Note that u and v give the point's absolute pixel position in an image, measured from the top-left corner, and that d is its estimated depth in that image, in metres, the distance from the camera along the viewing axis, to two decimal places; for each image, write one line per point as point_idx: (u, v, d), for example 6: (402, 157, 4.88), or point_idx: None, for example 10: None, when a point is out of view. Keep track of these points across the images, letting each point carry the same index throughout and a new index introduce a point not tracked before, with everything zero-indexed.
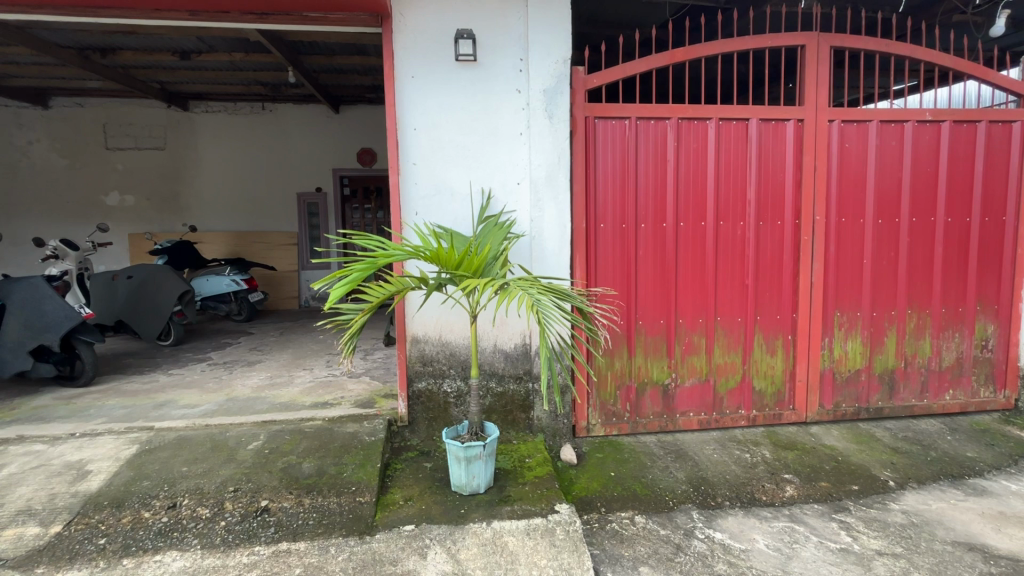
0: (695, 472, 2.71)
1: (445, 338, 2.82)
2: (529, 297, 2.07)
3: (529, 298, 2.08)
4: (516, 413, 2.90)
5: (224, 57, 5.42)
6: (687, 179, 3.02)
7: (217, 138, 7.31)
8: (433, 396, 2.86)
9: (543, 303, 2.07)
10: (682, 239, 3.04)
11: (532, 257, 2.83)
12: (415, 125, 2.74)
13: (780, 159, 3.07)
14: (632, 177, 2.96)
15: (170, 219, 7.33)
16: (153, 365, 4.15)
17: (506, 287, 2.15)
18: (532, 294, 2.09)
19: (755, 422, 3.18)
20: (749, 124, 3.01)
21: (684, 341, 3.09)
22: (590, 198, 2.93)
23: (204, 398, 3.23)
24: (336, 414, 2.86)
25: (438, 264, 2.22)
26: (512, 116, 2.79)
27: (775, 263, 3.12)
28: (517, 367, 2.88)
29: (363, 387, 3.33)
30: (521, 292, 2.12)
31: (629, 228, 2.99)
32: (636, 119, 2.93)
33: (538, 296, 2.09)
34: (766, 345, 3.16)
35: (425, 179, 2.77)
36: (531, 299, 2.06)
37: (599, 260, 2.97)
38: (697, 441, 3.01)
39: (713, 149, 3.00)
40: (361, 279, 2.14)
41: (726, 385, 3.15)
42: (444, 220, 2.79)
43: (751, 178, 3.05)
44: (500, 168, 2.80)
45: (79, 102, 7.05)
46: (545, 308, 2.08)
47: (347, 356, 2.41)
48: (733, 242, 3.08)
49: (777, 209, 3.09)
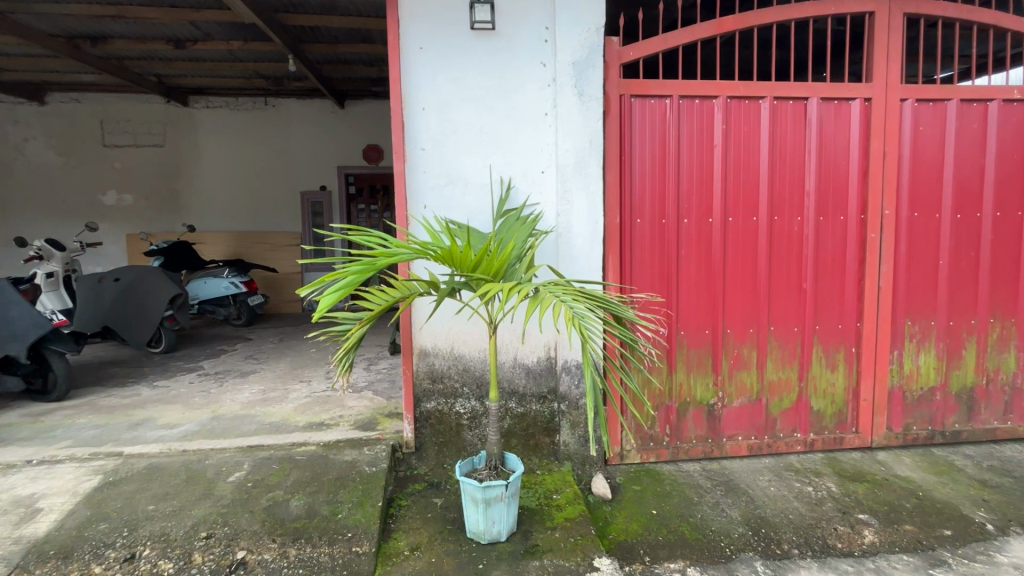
0: (751, 510, 2.30)
1: (457, 351, 2.45)
2: (568, 311, 1.66)
3: (567, 312, 1.66)
4: (539, 438, 2.53)
5: (222, 47, 5.09)
6: (736, 167, 2.61)
7: (218, 135, 7.01)
8: (443, 418, 2.50)
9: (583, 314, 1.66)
10: (730, 237, 2.64)
11: (559, 257, 2.44)
12: (424, 104, 2.37)
13: (844, 144, 2.66)
14: (673, 164, 2.57)
15: (168, 218, 7.03)
16: (138, 375, 3.81)
17: (537, 295, 1.74)
18: (571, 305, 1.69)
19: (813, 447, 2.76)
20: (808, 103, 2.61)
21: (731, 354, 2.69)
22: (625, 188, 2.53)
23: (187, 416, 2.87)
24: (332, 437, 2.49)
25: (451, 265, 1.84)
26: (536, 96, 2.42)
27: (837, 264, 2.70)
28: (540, 385, 2.50)
29: (365, 404, 2.96)
30: (555, 302, 1.70)
31: (669, 224, 2.59)
32: (678, 99, 2.54)
33: (577, 305, 1.68)
34: (826, 359, 2.75)
35: (436, 166, 2.39)
36: (571, 314, 1.65)
37: (634, 260, 2.58)
38: (747, 471, 2.61)
39: (767, 133, 2.60)
40: (359, 282, 1.73)
41: (780, 405, 2.75)
42: (457, 213, 2.41)
43: (811, 166, 2.64)
44: (521, 155, 2.42)
45: (76, 97, 6.80)
46: (587, 323, 1.67)
47: (342, 374, 2.03)
48: (789, 240, 2.67)
49: (840, 202, 2.68)
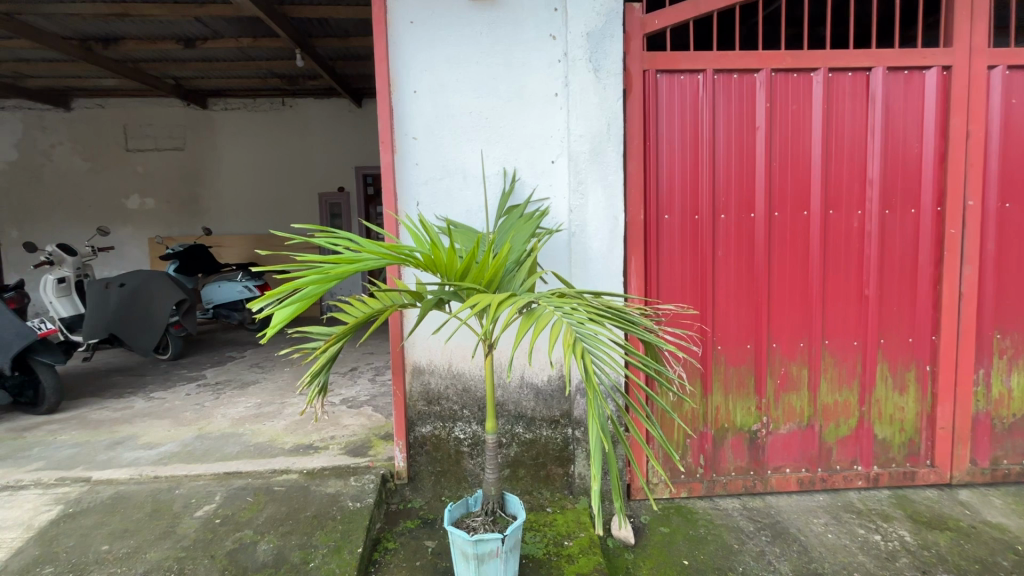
0: (805, 564, 1.90)
1: (455, 368, 2.15)
2: (570, 335, 1.29)
3: (569, 335, 1.29)
4: (550, 468, 2.21)
5: (232, 45, 4.95)
6: (784, 153, 2.21)
7: (236, 137, 6.94)
8: (440, 444, 2.20)
9: (590, 342, 1.29)
10: (776, 235, 2.24)
11: (572, 259, 2.11)
12: (415, 86, 2.08)
13: (915, 122, 2.22)
14: (708, 150, 2.19)
15: (188, 222, 6.99)
16: (139, 384, 3.66)
17: (537, 312, 1.38)
18: (576, 327, 1.33)
19: (877, 483, 2.33)
20: (872, 74, 2.18)
21: (777, 372, 2.29)
22: (651, 178, 2.17)
23: (172, 433, 2.66)
24: (318, 463, 2.23)
25: (435, 272, 1.52)
26: (544, 74, 2.08)
27: (908, 266, 2.27)
28: (551, 409, 2.19)
29: (361, 423, 2.69)
30: (557, 321, 1.34)
31: (703, 221, 2.21)
32: (712, 74, 2.17)
33: (583, 327, 1.32)
34: (893, 379, 2.31)
35: (429, 157, 2.09)
36: (572, 337, 1.28)
37: (661, 263, 2.22)
38: (798, 511, 2.20)
39: (822, 111, 2.19)
40: (319, 296, 1.42)
41: (836, 432, 2.33)
42: (455, 211, 2.11)
43: (875, 149, 2.21)
44: (528, 142, 2.10)
45: (100, 103, 6.85)
46: (593, 350, 1.30)
47: (311, 400, 1.73)
48: (848, 238, 2.25)
49: (911, 192, 2.24)
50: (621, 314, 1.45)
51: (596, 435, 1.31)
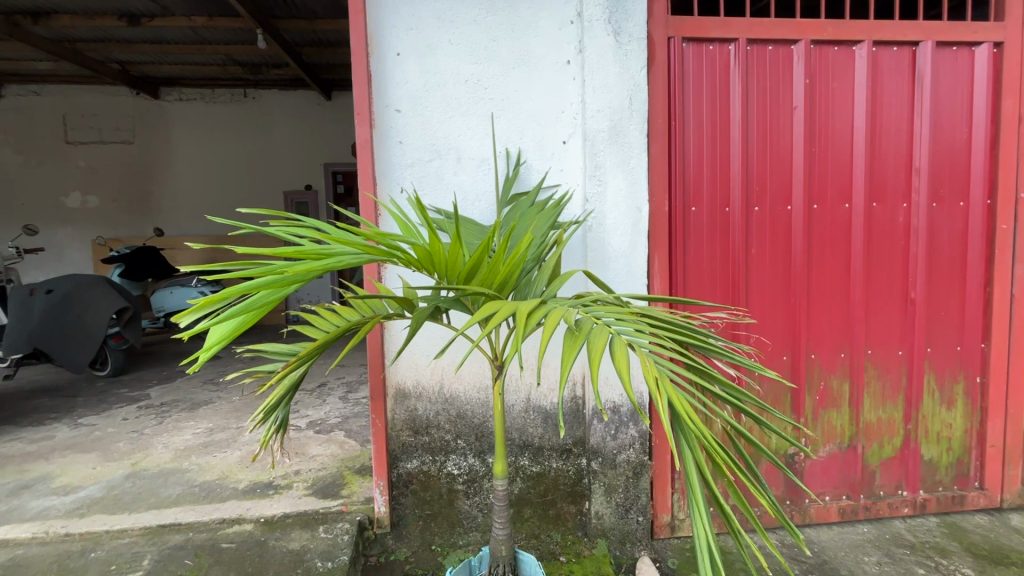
0: None
1: (448, 390, 1.79)
2: (648, 363, 0.88)
3: (648, 364, 0.88)
4: (561, 505, 1.88)
5: (183, 23, 4.44)
6: (823, 137, 1.94)
7: (191, 129, 6.36)
8: (430, 482, 1.83)
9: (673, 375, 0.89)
10: (815, 231, 1.96)
11: (588, 257, 1.79)
12: (398, 49, 1.71)
13: (964, 104, 1.98)
14: (739, 132, 1.89)
15: (137, 222, 6.35)
16: (67, 408, 3.14)
17: (581, 326, 0.96)
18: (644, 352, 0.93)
19: (923, 509, 2.08)
20: (919, 50, 1.94)
21: (816, 387, 2.01)
22: (676, 163, 1.86)
23: (98, 471, 2.19)
24: (279, 508, 1.82)
25: (429, 270, 1.15)
26: (553, 38, 1.76)
27: (956, 266, 2.02)
28: (562, 436, 1.86)
29: (333, 453, 2.28)
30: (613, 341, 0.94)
31: (734, 214, 1.91)
32: (745, 44, 1.88)
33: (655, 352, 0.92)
34: (940, 393, 2.06)
35: (415, 134, 1.73)
36: (652, 365, 0.88)
37: (688, 263, 1.91)
38: (845, 547, 1.91)
39: (865, 90, 1.93)
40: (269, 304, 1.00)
41: (879, 453, 2.06)
42: (451, 197, 1.75)
43: (921, 134, 1.96)
44: (535, 117, 1.76)
45: (36, 90, 6.17)
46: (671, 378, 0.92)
47: (264, 446, 1.29)
48: (894, 234, 1.99)
49: (960, 182, 2.00)
50: (683, 327, 1.08)
51: (699, 497, 0.92)
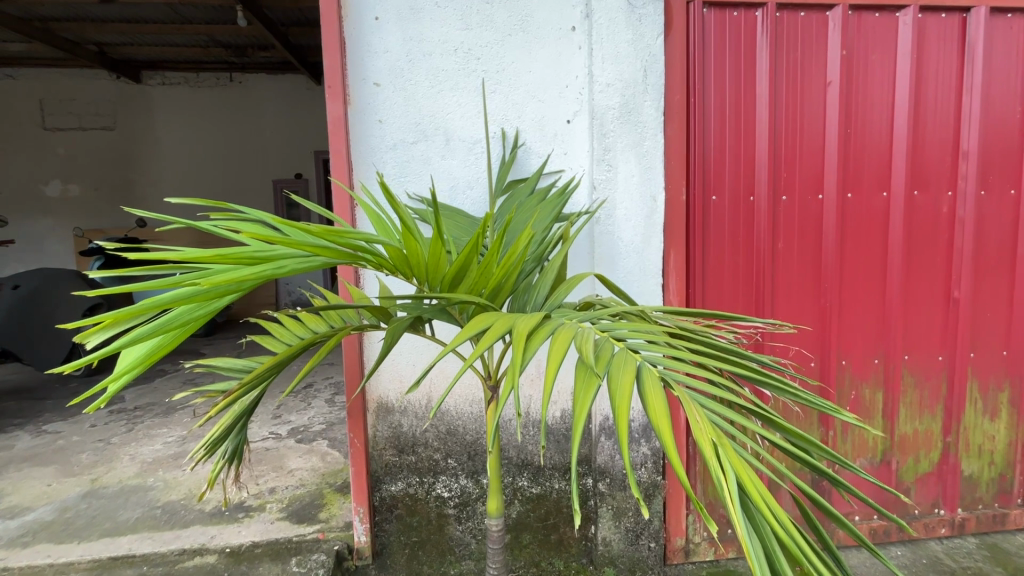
0: None
1: (436, 405, 1.59)
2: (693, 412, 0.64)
3: (694, 415, 0.64)
4: (564, 529, 1.69)
5: None
6: (861, 116, 1.72)
7: (175, 115, 6.08)
8: (416, 506, 1.63)
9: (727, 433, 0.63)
10: (849, 223, 1.75)
11: (596, 255, 1.59)
12: (378, 12, 1.47)
13: (1018, 79, 1.76)
14: (767, 110, 1.67)
15: (119, 212, 6.09)
16: (34, 413, 2.92)
17: (598, 354, 0.71)
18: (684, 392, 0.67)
19: (961, 529, 1.89)
20: (970, 17, 1.71)
21: (846, 397, 1.81)
22: (696, 145, 1.63)
23: (54, 490, 1.98)
24: (247, 537, 1.62)
25: (405, 274, 0.93)
26: (555, 1, 1.53)
27: (1005, 262, 1.81)
28: (565, 454, 1.66)
29: (315, 467, 2.08)
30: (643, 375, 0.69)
31: (759, 204, 1.69)
32: (774, 9, 1.64)
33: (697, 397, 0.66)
34: (983, 402, 1.87)
35: (397, 112, 1.50)
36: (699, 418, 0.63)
37: (707, 259, 1.69)
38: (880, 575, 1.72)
39: (908, 63, 1.70)
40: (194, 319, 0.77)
41: (915, 469, 1.87)
42: (427, 181, 1.52)
43: (970, 114, 1.74)
44: (535, 92, 1.54)
45: (11, 74, 5.88)
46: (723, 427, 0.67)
47: (210, 484, 1.07)
48: (937, 227, 1.77)
49: (1012, 168, 1.78)
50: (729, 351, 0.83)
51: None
